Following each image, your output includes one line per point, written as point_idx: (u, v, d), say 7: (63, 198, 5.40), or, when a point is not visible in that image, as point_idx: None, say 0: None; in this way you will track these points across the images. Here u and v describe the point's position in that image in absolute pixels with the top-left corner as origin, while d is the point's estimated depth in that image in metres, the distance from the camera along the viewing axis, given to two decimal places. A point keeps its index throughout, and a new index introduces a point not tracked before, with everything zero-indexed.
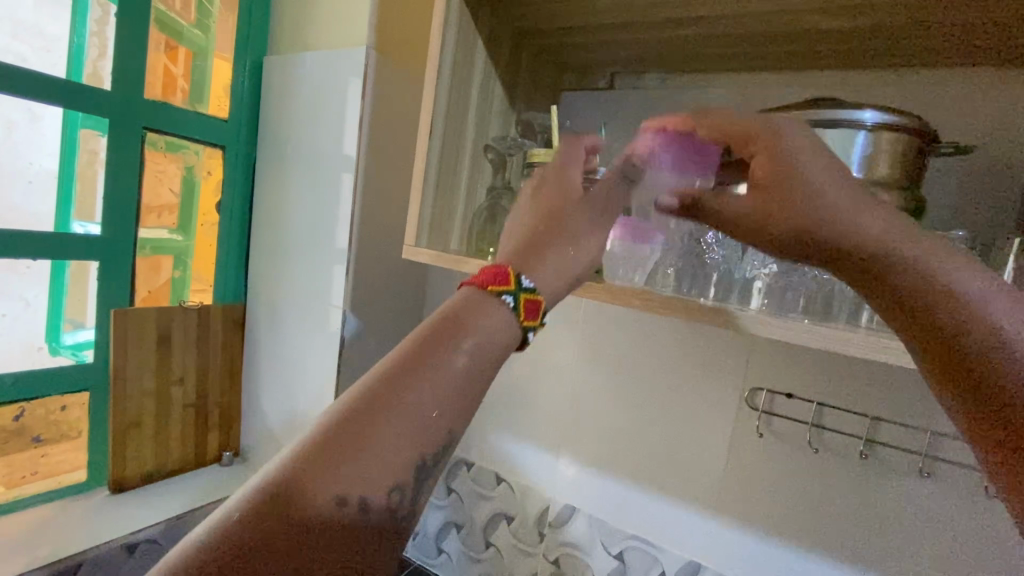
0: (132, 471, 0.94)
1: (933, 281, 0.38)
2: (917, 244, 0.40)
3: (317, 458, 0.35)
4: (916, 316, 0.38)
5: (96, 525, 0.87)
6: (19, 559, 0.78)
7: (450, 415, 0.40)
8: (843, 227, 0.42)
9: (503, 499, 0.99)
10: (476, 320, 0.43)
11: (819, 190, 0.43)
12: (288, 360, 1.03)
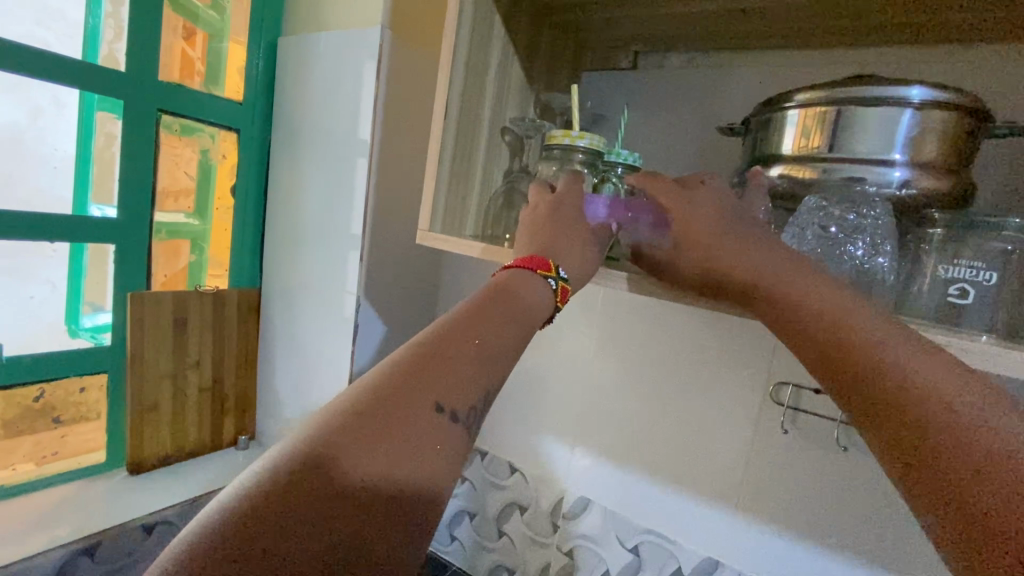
0: (150, 453, 0.95)
1: (855, 337, 0.40)
2: (838, 300, 0.43)
3: (369, 415, 0.36)
4: (846, 371, 0.40)
5: (116, 506, 0.88)
6: (41, 537, 0.80)
7: (490, 384, 0.43)
8: (780, 283, 0.46)
9: (516, 489, 0.98)
10: (515, 299, 0.48)
11: (743, 250, 0.48)
12: (303, 347, 1.02)
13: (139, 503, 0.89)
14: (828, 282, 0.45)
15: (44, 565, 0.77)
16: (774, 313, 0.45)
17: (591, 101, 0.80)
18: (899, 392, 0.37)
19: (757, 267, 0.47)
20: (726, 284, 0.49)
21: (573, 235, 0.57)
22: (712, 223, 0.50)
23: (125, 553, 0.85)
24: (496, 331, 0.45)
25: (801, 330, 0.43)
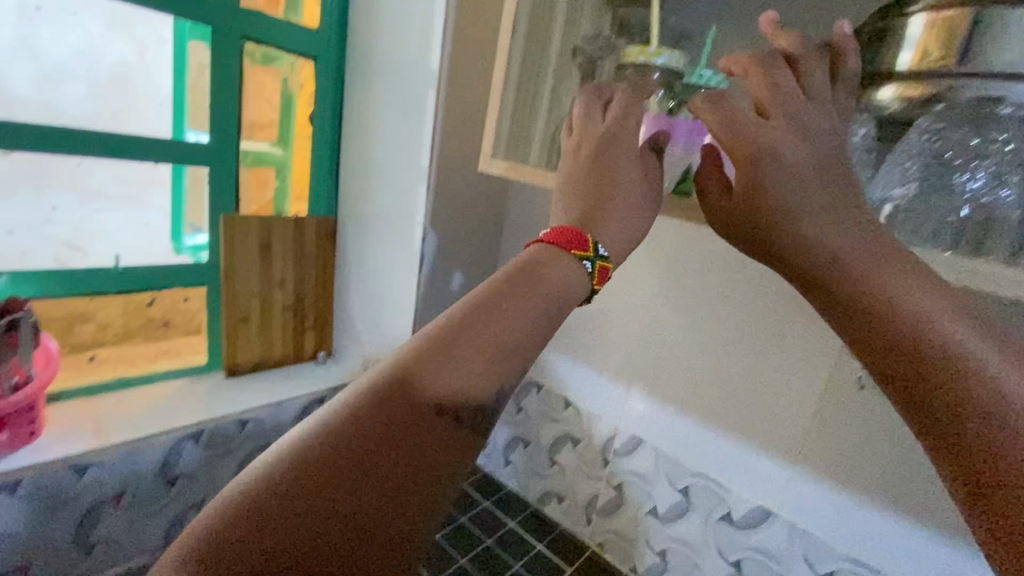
0: (243, 359, 1.05)
1: (929, 340, 0.37)
2: (917, 294, 0.38)
3: (370, 415, 0.39)
4: (910, 375, 0.37)
5: (212, 401, 0.95)
6: (164, 417, 0.88)
7: (500, 379, 0.43)
8: (846, 273, 0.40)
9: (569, 422, 1.00)
10: (534, 284, 0.46)
11: (807, 233, 0.42)
12: (374, 273, 1.08)
13: (237, 400, 0.97)
14: (907, 270, 0.39)
15: (156, 444, 0.83)
16: (833, 303, 0.41)
17: (676, 15, 0.70)
18: (972, 405, 0.35)
19: (820, 255, 0.42)
20: (776, 259, 0.45)
21: (614, 196, 0.52)
22: (793, 178, 0.43)
23: (224, 442, 0.91)
24: (514, 321, 0.44)
25: (861, 326, 0.40)
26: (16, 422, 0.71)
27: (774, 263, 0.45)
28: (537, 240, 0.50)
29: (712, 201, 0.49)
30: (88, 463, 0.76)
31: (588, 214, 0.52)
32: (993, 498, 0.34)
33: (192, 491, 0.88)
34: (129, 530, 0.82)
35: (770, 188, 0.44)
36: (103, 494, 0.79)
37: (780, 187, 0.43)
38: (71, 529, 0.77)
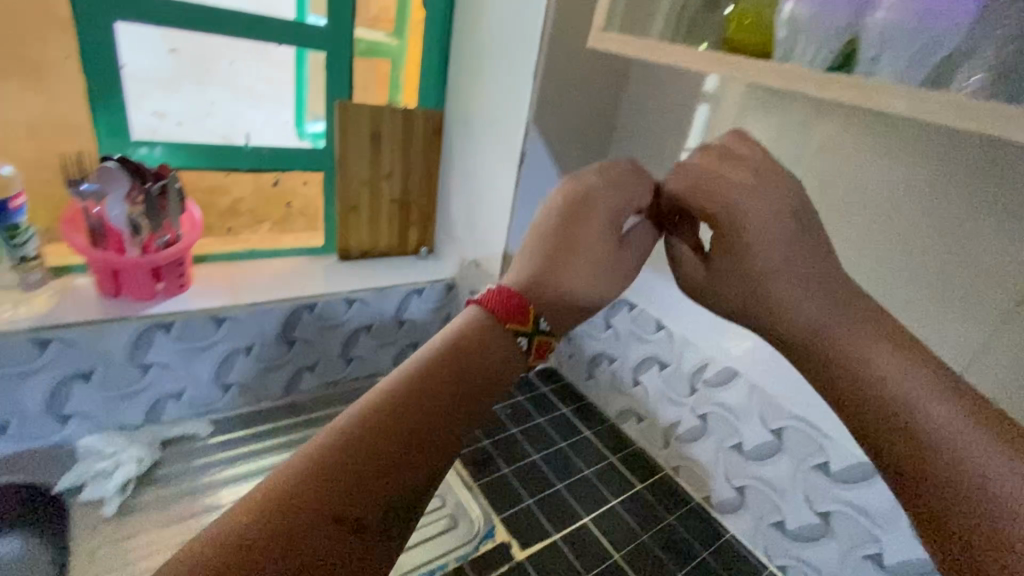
0: (353, 245, 1.10)
1: (896, 402, 0.48)
2: (885, 360, 0.50)
3: (386, 419, 0.47)
4: (882, 430, 0.49)
5: (325, 279, 1.03)
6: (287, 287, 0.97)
7: (488, 392, 0.52)
8: (841, 349, 0.53)
9: (659, 345, 0.96)
10: (552, 284, 0.59)
11: (788, 305, 0.56)
12: (475, 172, 1.06)
13: (347, 281, 1.03)
14: (882, 341, 0.51)
15: (278, 310, 0.92)
16: (823, 374, 0.54)
17: None
18: (932, 456, 0.45)
19: (811, 332, 0.54)
20: (772, 335, 0.58)
21: (570, 268, 0.59)
22: (766, 218, 0.55)
23: (335, 316, 1.00)
24: (481, 361, 0.52)
25: (848, 395, 0.52)
26: (169, 272, 0.83)
27: (766, 316, 0.57)
28: (513, 272, 0.60)
29: (687, 270, 0.65)
30: (227, 316, 0.87)
31: (541, 272, 0.59)
32: (948, 535, 0.43)
33: (308, 354, 0.99)
34: (258, 377, 0.95)
35: (737, 231, 0.56)
36: (237, 345, 0.90)
37: (748, 247, 0.56)
38: (214, 370, 0.90)
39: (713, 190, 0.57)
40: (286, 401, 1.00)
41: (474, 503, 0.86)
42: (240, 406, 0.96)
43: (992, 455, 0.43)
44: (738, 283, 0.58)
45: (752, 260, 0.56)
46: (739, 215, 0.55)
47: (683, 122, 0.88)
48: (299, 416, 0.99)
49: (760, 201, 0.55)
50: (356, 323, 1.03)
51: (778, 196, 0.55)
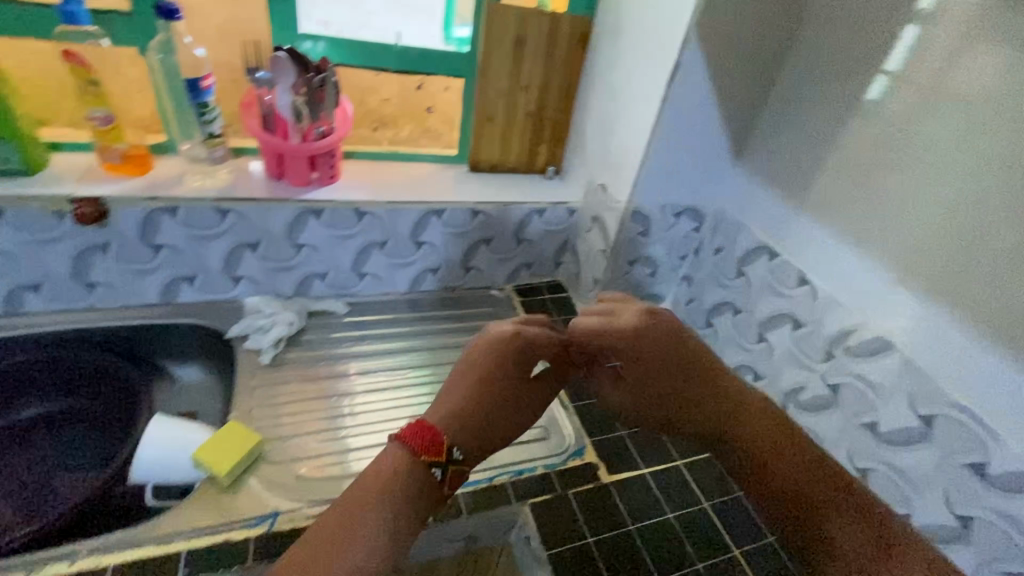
0: (484, 156, 1.09)
1: (800, 492, 0.64)
2: (787, 457, 0.67)
3: (337, 534, 0.54)
4: (791, 511, 0.64)
5: (454, 186, 1.05)
6: (420, 190, 1.01)
7: (424, 503, 0.58)
8: (748, 449, 0.69)
9: (799, 302, 0.89)
10: (406, 486, 0.57)
11: (699, 399, 0.72)
12: (617, 88, 0.97)
13: (475, 191, 1.05)
14: (785, 442, 0.68)
15: (409, 212, 0.97)
16: (739, 462, 0.70)
17: None
18: (823, 537, 0.61)
19: (718, 429, 0.72)
20: (693, 420, 0.73)
21: (476, 396, 0.65)
22: (647, 354, 0.72)
23: (461, 225, 1.03)
24: (411, 482, 0.58)
25: (760, 474, 0.67)
26: (323, 162, 0.90)
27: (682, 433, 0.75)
28: (438, 404, 0.65)
29: (609, 393, 0.81)
30: (367, 211, 0.94)
31: (452, 418, 0.63)
32: None
33: (432, 257, 1.05)
34: (388, 271, 1.04)
35: (642, 372, 0.74)
36: (373, 239, 0.98)
37: (644, 368, 0.73)
38: (353, 259, 0.99)
39: (618, 342, 0.73)
40: (408, 297, 1.08)
41: (568, 422, 0.88)
42: (371, 294, 1.06)
43: (861, 542, 0.59)
44: (658, 386, 0.73)
45: (651, 361, 0.72)
46: (647, 350, 0.72)
47: (882, 45, 0.73)
48: (418, 314, 1.06)
49: (648, 336, 0.72)
50: (478, 234, 1.05)
51: (654, 334, 0.72)
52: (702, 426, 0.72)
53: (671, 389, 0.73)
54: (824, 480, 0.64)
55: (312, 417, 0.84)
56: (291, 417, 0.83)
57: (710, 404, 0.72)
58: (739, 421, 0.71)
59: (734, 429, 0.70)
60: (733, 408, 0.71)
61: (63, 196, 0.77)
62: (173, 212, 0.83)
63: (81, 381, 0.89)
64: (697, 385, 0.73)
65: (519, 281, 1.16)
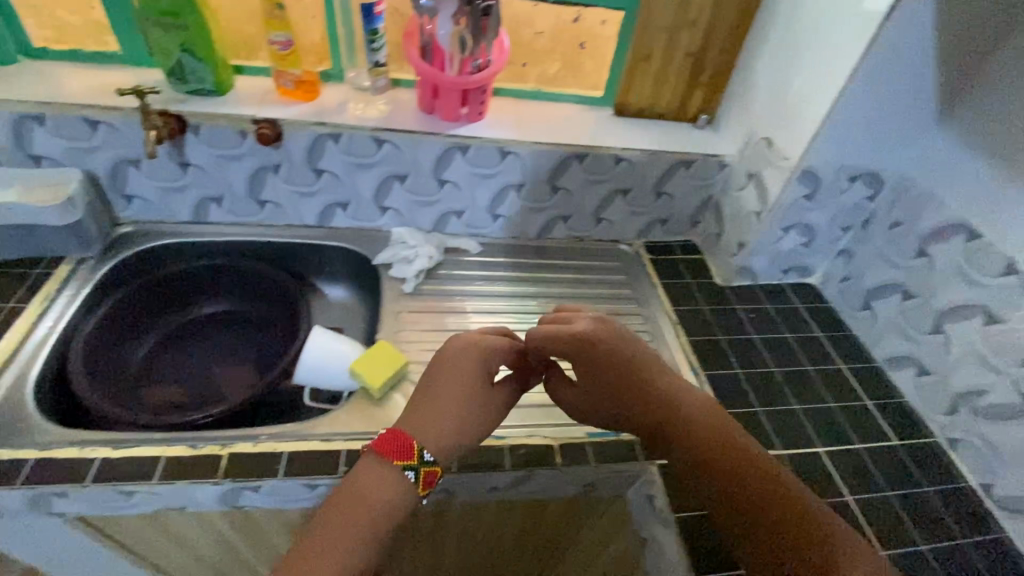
0: (633, 100, 1.01)
1: (739, 436, 0.62)
2: (731, 427, 0.63)
3: (320, 538, 0.56)
4: (720, 465, 0.59)
5: (599, 131, 0.98)
6: (564, 132, 0.95)
7: (399, 498, 0.59)
8: (684, 413, 0.64)
9: (998, 293, 0.76)
10: (377, 492, 0.59)
11: (669, 396, 0.65)
12: (808, 27, 0.82)
13: (620, 136, 0.98)
14: (720, 415, 0.64)
15: (551, 154, 0.93)
16: (672, 423, 0.64)
17: None
18: (779, 489, 0.57)
19: (664, 402, 0.65)
20: (642, 407, 0.65)
21: (434, 404, 0.64)
22: (599, 362, 0.66)
23: (602, 173, 0.98)
24: (382, 498, 0.59)
25: (697, 438, 0.62)
26: (475, 98, 0.89)
27: (633, 425, 0.66)
28: (405, 416, 0.65)
29: (566, 396, 0.71)
30: (511, 151, 0.92)
31: (425, 415, 0.63)
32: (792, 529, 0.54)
33: (566, 204, 1.02)
34: (521, 215, 1.02)
35: (608, 363, 0.66)
36: (511, 180, 0.96)
37: (610, 365, 0.66)
38: (490, 198, 0.99)
39: (575, 342, 0.67)
40: (536, 243, 1.07)
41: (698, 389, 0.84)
42: (501, 236, 1.05)
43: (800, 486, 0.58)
44: (598, 386, 0.67)
45: (600, 370, 0.66)
46: (617, 348, 0.67)
47: None
48: (546, 261, 1.06)
49: (604, 346, 0.67)
50: (617, 182, 1.00)
51: (608, 343, 0.67)
52: (656, 426, 0.64)
53: (623, 385, 0.66)
54: (783, 502, 0.55)
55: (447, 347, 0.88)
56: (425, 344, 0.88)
57: (663, 382, 0.67)
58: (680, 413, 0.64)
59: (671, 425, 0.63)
60: (673, 400, 0.65)
61: (248, 116, 0.83)
62: (337, 138, 0.87)
63: (245, 285, 0.97)
64: (660, 376, 0.68)
65: (651, 237, 1.11)
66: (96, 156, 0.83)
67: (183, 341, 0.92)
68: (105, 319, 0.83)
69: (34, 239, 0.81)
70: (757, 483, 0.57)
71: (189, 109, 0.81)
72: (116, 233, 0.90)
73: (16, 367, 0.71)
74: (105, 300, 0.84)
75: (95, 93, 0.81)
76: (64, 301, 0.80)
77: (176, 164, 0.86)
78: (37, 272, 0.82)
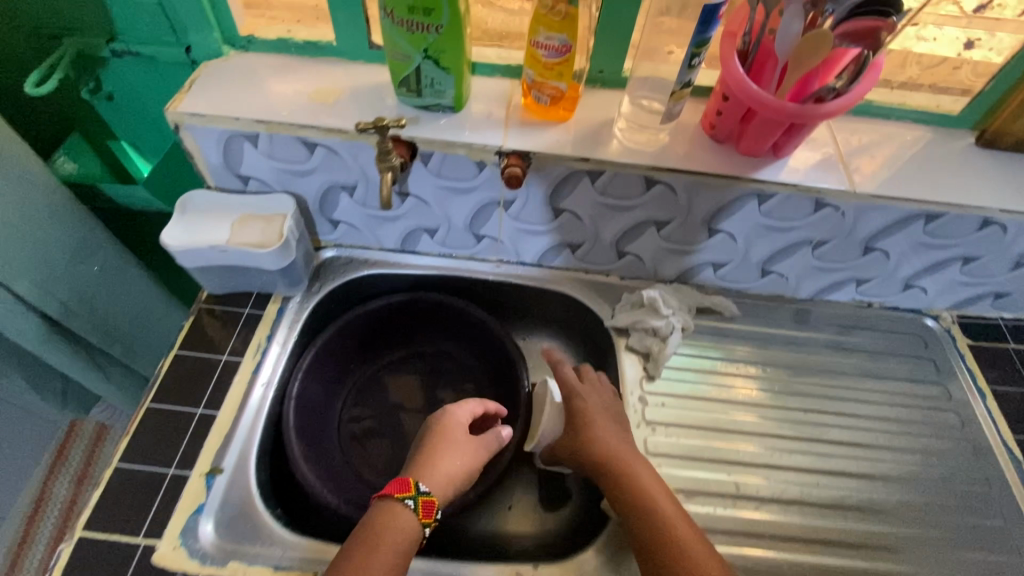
0: (1020, 128, 0.67)
1: (622, 442, 0.62)
2: (618, 430, 0.64)
3: None
4: (611, 474, 0.59)
5: (961, 177, 0.67)
6: (911, 180, 0.66)
7: (406, 533, 0.54)
8: (596, 430, 0.63)
9: None
10: (387, 530, 0.53)
11: (587, 415, 0.65)
12: None
13: (994, 185, 0.66)
14: (619, 426, 0.65)
15: (891, 212, 0.65)
16: (590, 449, 0.62)
17: None
18: (654, 494, 0.57)
19: (589, 426, 0.64)
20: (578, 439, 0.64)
21: (440, 459, 0.61)
22: (586, 425, 0.64)
23: (950, 236, 0.69)
24: (401, 528, 0.54)
25: (601, 452, 0.61)
26: (803, 133, 0.61)
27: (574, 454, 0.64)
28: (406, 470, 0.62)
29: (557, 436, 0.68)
30: (831, 203, 0.65)
31: (417, 465, 0.61)
32: (668, 542, 0.53)
33: (871, 267, 0.74)
34: (801, 275, 0.76)
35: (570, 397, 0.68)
36: (812, 237, 0.70)
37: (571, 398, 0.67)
38: (769, 254, 0.73)
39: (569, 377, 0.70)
40: (805, 305, 0.81)
41: None
42: (760, 293, 0.81)
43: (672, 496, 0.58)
44: (569, 445, 0.65)
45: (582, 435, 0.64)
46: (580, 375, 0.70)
47: None
48: (820, 333, 0.79)
49: (591, 411, 0.65)
50: (964, 249, 0.70)
51: (595, 408, 0.66)
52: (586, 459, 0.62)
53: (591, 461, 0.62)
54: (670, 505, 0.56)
55: (710, 459, 0.68)
56: (680, 452, 0.68)
57: (602, 417, 0.65)
58: (635, 498, 0.57)
59: (614, 503, 0.58)
60: (594, 426, 0.63)
61: (493, 146, 0.63)
62: (597, 176, 0.65)
63: (451, 326, 0.80)
64: (623, 448, 0.61)
65: (968, 311, 0.81)
66: (307, 181, 0.69)
67: (386, 392, 0.78)
68: (311, 376, 0.71)
69: (244, 277, 0.70)
70: (643, 489, 0.57)
71: (421, 133, 0.63)
72: (320, 258, 0.78)
73: (236, 444, 0.63)
74: (310, 351, 0.71)
75: (314, 105, 0.64)
76: (275, 356, 0.70)
77: (394, 194, 0.70)
78: (246, 313, 0.72)
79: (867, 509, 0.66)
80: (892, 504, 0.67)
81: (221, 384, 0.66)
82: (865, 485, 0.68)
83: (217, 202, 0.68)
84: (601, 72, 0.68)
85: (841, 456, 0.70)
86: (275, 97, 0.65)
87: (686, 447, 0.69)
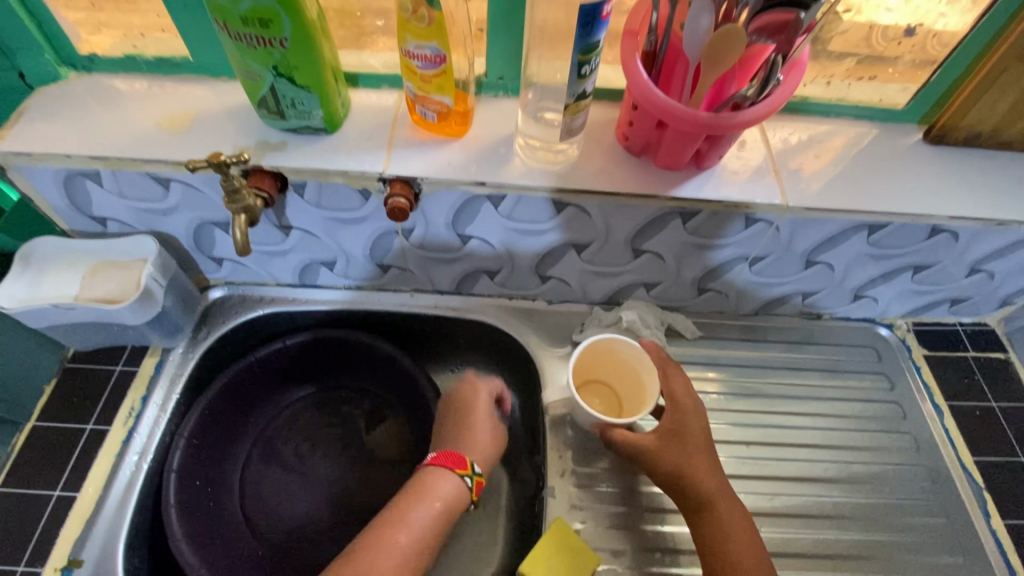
0: (970, 123, 0.61)
1: (719, 485, 0.55)
2: (715, 469, 0.56)
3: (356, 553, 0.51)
4: (703, 521, 0.54)
5: (906, 180, 0.60)
6: (852, 187, 0.59)
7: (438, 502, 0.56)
8: (692, 470, 0.55)
9: None
10: (433, 486, 0.57)
11: (687, 450, 0.56)
12: None
13: (944, 189, 0.60)
14: (715, 462, 0.56)
15: (830, 224, 0.59)
16: (688, 487, 0.55)
17: None
18: (744, 548, 0.52)
19: (684, 465, 0.55)
20: (676, 472, 0.55)
21: (476, 439, 0.62)
22: (692, 449, 0.56)
23: (897, 246, 0.62)
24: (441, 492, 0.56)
25: (693, 493, 0.54)
26: (726, 142, 0.53)
27: (667, 478, 0.56)
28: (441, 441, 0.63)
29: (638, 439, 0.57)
30: (762, 218, 0.58)
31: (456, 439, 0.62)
32: None
33: (816, 280, 0.68)
34: (744, 291, 0.70)
35: (676, 417, 0.58)
36: (747, 253, 0.63)
37: (677, 420, 0.57)
38: (703, 273, 0.66)
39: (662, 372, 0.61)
40: (751, 320, 0.74)
41: None
42: (701, 309, 0.73)
43: (761, 549, 0.53)
44: (672, 460, 0.55)
45: (686, 458, 0.55)
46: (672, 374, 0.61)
47: None
48: (770, 352, 0.73)
49: (692, 432, 0.57)
50: (917, 257, 0.64)
51: (696, 428, 0.57)
52: (680, 491, 0.55)
53: (686, 489, 0.55)
54: (758, 557, 0.52)
55: (671, 509, 0.61)
56: (645, 504, 0.62)
57: (700, 448, 0.56)
58: (729, 556, 0.52)
59: (705, 550, 0.53)
60: (692, 461, 0.55)
61: (372, 173, 0.55)
62: (500, 201, 0.57)
63: (364, 364, 0.72)
64: (721, 486, 0.55)
65: (924, 318, 0.75)
66: (172, 219, 0.60)
67: (292, 442, 0.70)
68: (195, 444, 0.63)
69: (108, 332, 0.62)
70: (735, 542, 0.52)
71: (287, 162, 0.54)
72: (207, 300, 0.69)
73: (99, 531, 0.56)
74: (192, 414, 0.62)
75: (162, 135, 0.55)
76: (152, 421, 0.62)
77: (275, 227, 0.62)
78: (117, 371, 0.64)
79: (816, 554, 0.61)
80: (840, 547, 0.61)
81: (83, 459, 0.58)
82: (815, 527, 0.62)
83: (73, 248, 0.60)
84: (499, 78, 0.60)
85: (790, 495, 0.64)
86: (115, 128, 0.55)
87: (648, 496, 0.62)
